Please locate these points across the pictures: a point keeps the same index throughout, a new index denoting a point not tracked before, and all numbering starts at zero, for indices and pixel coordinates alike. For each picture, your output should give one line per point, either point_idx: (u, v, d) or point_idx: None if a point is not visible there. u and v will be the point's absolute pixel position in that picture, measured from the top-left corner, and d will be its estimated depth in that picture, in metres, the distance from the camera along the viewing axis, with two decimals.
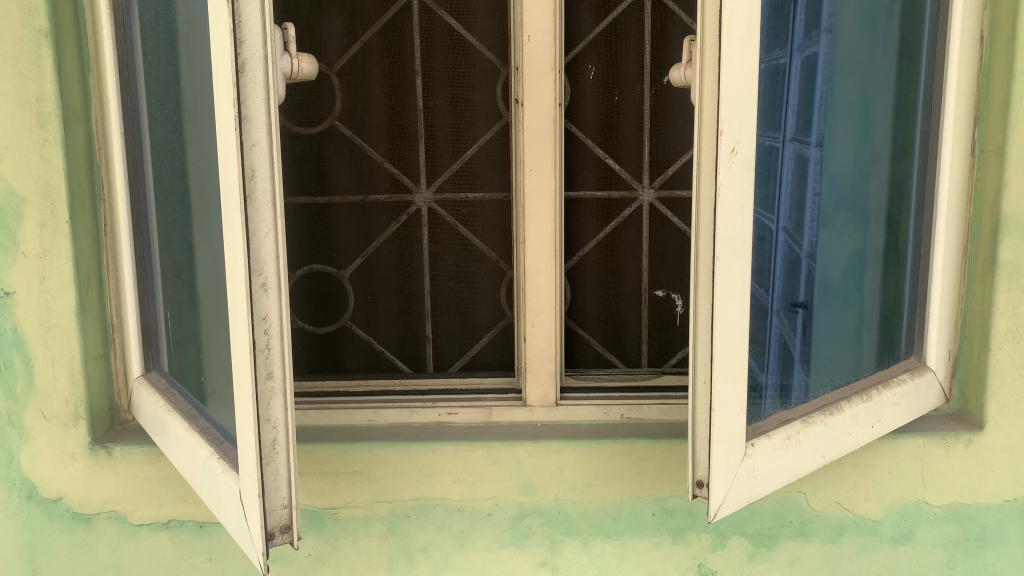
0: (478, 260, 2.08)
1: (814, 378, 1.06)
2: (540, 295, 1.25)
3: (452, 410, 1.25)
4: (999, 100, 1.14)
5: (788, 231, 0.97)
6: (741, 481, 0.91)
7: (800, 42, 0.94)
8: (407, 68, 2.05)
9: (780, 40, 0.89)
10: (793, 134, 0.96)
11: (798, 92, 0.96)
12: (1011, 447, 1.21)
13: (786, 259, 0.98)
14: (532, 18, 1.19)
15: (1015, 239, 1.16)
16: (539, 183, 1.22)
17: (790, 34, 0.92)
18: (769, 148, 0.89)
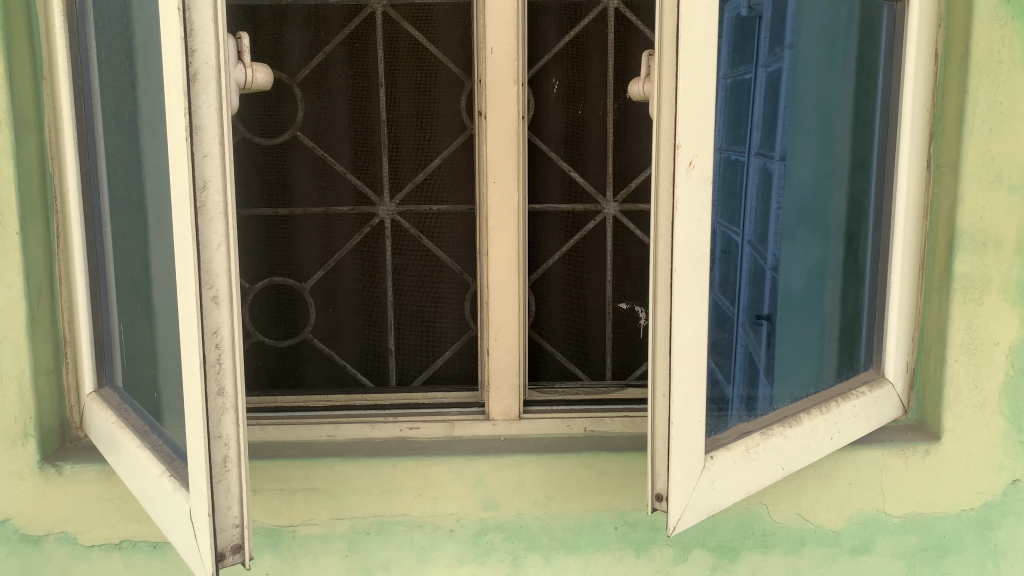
0: (441, 272, 2.06)
1: (777, 391, 1.08)
2: (504, 308, 1.24)
3: (414, 425, 1.24)
4: (953, 116, 1.16)
5: (753, 244, 0.98)
6: (701, 494, 0.91)
7: (765, 58, 0.96)
8: (371, 80, 2.05)
9: (745, 56, 0.91)
10: (758, 148, 0.98)
11: (763, 108, 0.98)
12: (968, 458, 1.23)
13: (752, 271, 0.99)
14: (495, 31, 1.19)
15: (969, 253, 1.18)
16: (502, 196, 1.22)
17: (755, 49, 0.94)
18: (732, 163, 0.90)
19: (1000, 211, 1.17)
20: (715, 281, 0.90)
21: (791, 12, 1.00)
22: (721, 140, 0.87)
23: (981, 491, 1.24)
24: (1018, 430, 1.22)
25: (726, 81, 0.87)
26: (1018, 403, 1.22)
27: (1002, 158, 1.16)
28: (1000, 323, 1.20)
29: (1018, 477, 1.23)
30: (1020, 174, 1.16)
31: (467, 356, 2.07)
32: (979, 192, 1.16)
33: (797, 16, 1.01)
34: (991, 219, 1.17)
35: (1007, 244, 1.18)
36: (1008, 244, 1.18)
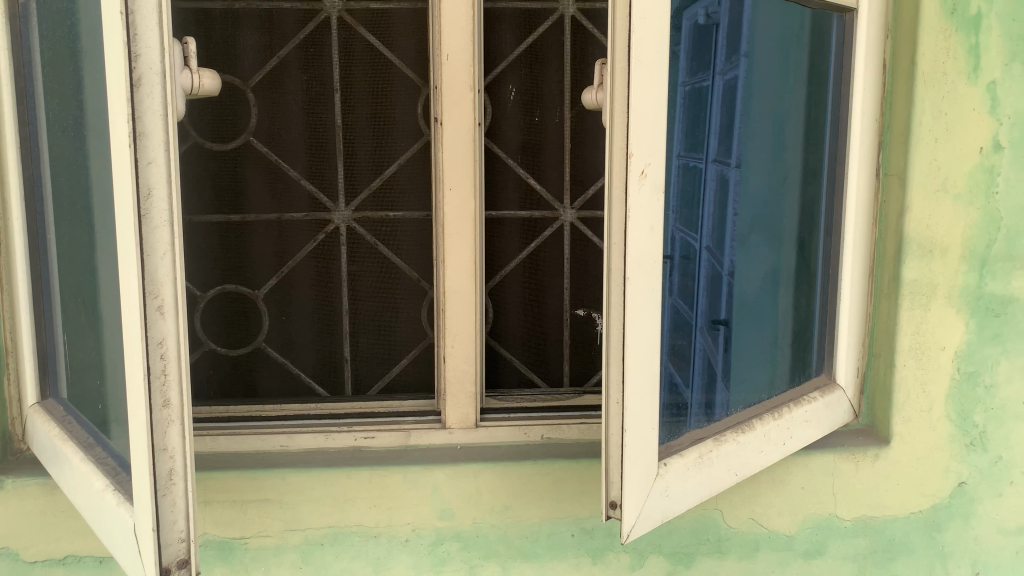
0: (398, 278, 2.08)
1: (733, 395, 1.09)
2: (460, 315, 1.23)
3: (369, 434, 1.22)
4: (901, 126, 1.19)
5: (709, 249, 1.02)
6: (654, 501, 0.91)
7: (721, 66, 1.00)
8: (326, 85, 2.03)
9: (702, 65, 0.95)
10: (714, 155, 1.01)
11: (719, 117, 1.01)
12: (916, 461, 1.26)
13: (709, 276, 1.02)
14: (450, 37, 1.18)
15: (916, 260, 1.21)
16: (459, 204, 1.21)
17: (712, 59, 0.98)
18: (691, 169, 0.94)
19: (946, 219, 1.19)
20: (672, 287, 0.93)
21: (742, 22, 1.01)
22: (680, 147, 0.91)
23: (928, 494, 1.27)
24: (965, 433, 1.25)
25: (686, 88, 0.91)
26: (965, 407, 1.24)
27: (947, 167, 1.18)
28: (946, 329, 1.22)
29: (964, 480, 1.26)
30: (965, 183, 1.19)
31: (423, 363, 2.10)
32: (926, 200, 1.19)
33: (751, 26, 1.04)
34: (936, 227, 1.20)
35: (952, 252, 1.20)
36: (954, 251, 1.20)
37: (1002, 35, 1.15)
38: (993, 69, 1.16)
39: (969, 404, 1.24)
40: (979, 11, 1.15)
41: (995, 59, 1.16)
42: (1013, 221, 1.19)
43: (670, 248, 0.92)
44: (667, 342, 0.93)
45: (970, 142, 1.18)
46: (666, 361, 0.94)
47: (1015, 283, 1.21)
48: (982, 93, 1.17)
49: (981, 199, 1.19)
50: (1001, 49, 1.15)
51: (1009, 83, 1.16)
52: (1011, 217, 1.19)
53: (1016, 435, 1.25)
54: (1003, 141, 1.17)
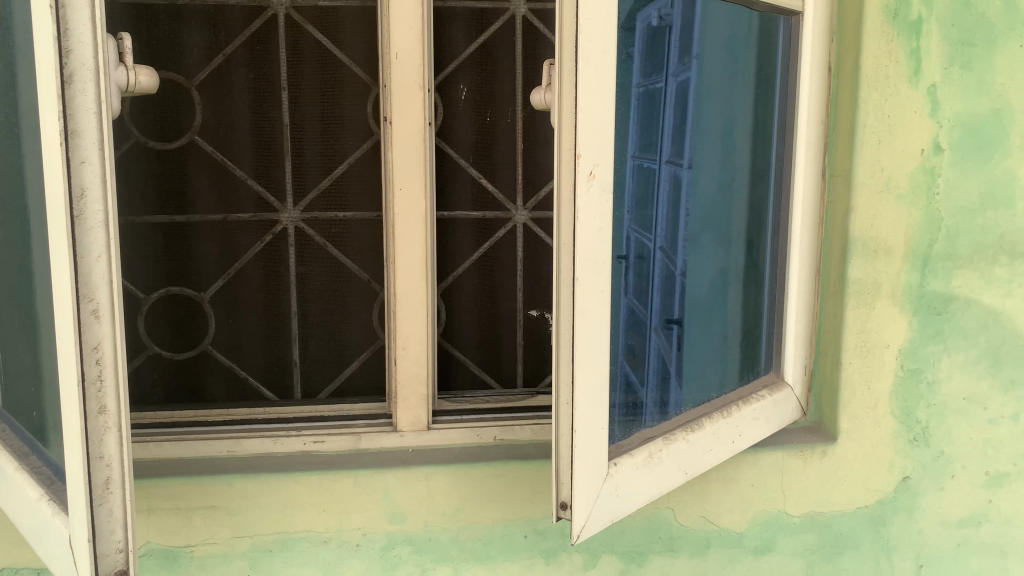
0: (349, 280, 2.06)
1: (684, 390, 1.11)
2: (410, 316, 1.22)
3: (319, 438, 1.20)
4: (846, 128, 1.21)
5: (664, 250, 1.03)
6: (604, 501, 0.91)
7: (675, 68, 1.01)
8: (273, 83, 2.00)
9: (656, 66, 0.96)
10: (668, 156, 1.02)
11: (673, 117, 1.03)
12: (862, 457, 1.28)
13: (663, 276, 1.04)
14: (399, 36, 1.17)
15: (861, 259, 1.23)
16: (409, 204, 1.20)
17: (666, 59, 0.99)
18: (646, 170, 0.96)
19: (890, 219, 1.22)
20: (627, 287, 0.95)
21: (692, 23, 1.02)
22: (634, 148, 0.93)
23: (874, 488, 1.29)
24: (908, 429, 1.28)
25: (639, 90, 0.92)
26: (909, 403, 1.27)
27: (890, 168, 1.21)
28: (890, 327, 1.25)
29: (908, 474, 1.29)
30: (907, 184, 1.21)
31: (374, 367, 2.08)
32: (870, 201, 1.21)
33: (702, 29, 1.05)
34: (881, 227, 1.22)
35: (896, 251, 1.23)
36: (898, 251, 1.23)
37: (942, 40, 1.18)
38: (934, 73, 1.19)
39: (913, 401, 1.27)
40: (920, 16, 1.17)
41: (935, 64, 1.19)
42: (953, 221, 1.22)
43: (625, 248, 0.93)
44: (622, 341, 0.95)
45: (912, 144, 1.20)
46: (621, 360, 0.95)
47: (956, 281, 1.24)
48: (922, 96, 1.19)
49: (923, 199, 1.21)
50: (941, 53, 1.18)
51: (949, 87, 1.19)
52: (951, 218, 1.22)
53: (955, 429, 1.28)
54: (943, 143, 1.20)
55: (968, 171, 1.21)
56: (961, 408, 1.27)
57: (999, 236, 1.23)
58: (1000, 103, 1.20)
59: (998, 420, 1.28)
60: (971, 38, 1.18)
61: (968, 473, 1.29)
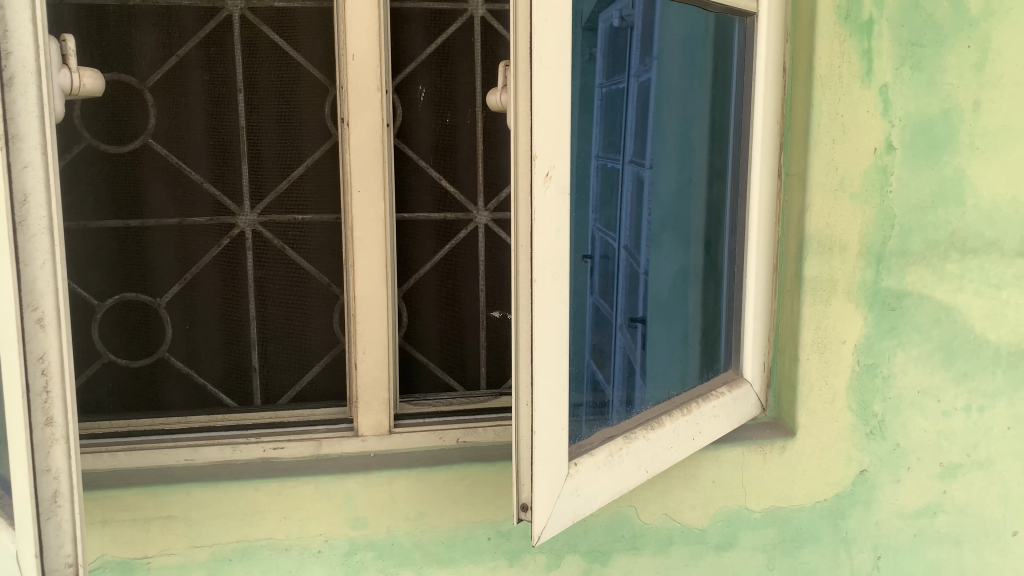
0: (308, 283, 2.03)
1: (648, 387, 1.13)
2: (370, 320, 1.21)
3: (278, 445, 1.19)
4: (800, 128, 1.23)
5: (628, 249, 1.04)
6: (565, 501, 0.91)
7: (637, 69, 1.02)
8: (229, 85, 1.98)
9: (619, 66, 0.97)
10: (631, 156, 1.03)
11: (635, 118, 1.04)
12: (820, 452, 1.30)
13: (628, 276, 1.05)
14: (356, 36, 1.16)
15: (817, 257, 1.24)
16: (367, 206, 1.19)
17: (628, 60, 0.99)
18: (609, 170, 0.97)
19: (845, 217, 1.24)
20: (590, 288, 0.96)
21: (651, 24, 1.03)
22: (597, 148, 0.94)
23: (833, 483, 1.31)
24: (865, 423, 1.30)
25: (602, 90, 0.94)
26: (865, 398, 1.29)
27: (844, 167, 1.23)
28: (846, 324, 1.27)
29: (865, 468, 1.31)
30: (861, 182, 1.23)
31: (335, 372, 2.05)
32: (825, 199, 1.23)
33: (662, 31, 1.06)
34: (836, 225, 1.24)
35: (850, 249, 1.25)
36: (852, 248, 1.25)
37: (893, 41, 1.20)
38: (885, 73, 1.21)
39: (869, 396, 1.29)
40: (871, 17, 1.19)
41: (885, 64, 1.21)
42: (905, 219, 1.25)
43: (589, 248, 0.95)
44: (585, 341, 0.96)
45: (865, 143, 1.22)
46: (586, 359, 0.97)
47: (909, 278, 1.27)
48: (875, 96, 1.21)
49: (876, 197, 1.24)
50: (892, 54, 1.21)
51: (900, 87, 1.21)
52: (903, 216, 1.25)
53: (910, 422, 1.31)
54: (895, 142, 1.23)
55: (919, 169, 1.24)
56: (916, 401, 1.31)
57: (951, 233, 1.27)
58: (949, 102, 1.23)
59: (951, 412, 1.32)
60: (919, 38, 1.20)
61: (923, 465, 1.33)
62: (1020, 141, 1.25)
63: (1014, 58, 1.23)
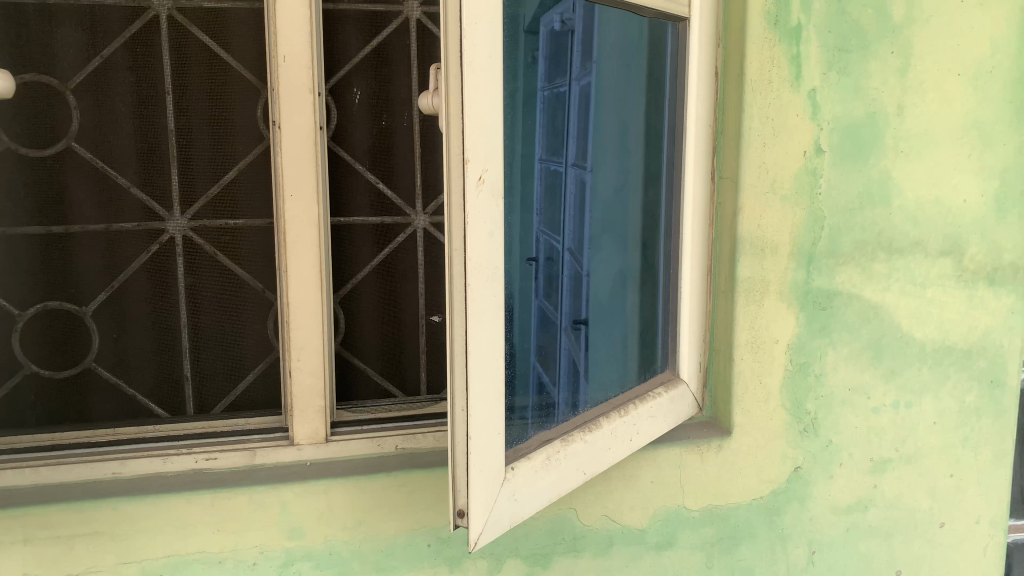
0: (242, 289, 2.12)
1: (591, 389, 1.16)
2: (304, 326, 1.20)
3: (211, 455, 1.16)
4: (733, 132, 1.24)
5: (571, 252, 1.07)
6: (502, 507, 0.90)
7: (577, 72, 1.02)
8: (157, 88, 2.04)
9: (560, 69, 0.97)
10: (573, 160, 1.04)
11: (577, 122, 1.04)
12: (756, 450, 1.32)
13: (572, 279, 1.08)
14: (287, 37, 1.14)
15: (750, 258, 1.26)
16: (301, 210, 1.17)
17: (569, 64, 1.00)
18: (551, 172, 0.98)
19: (776, 219, 1.26)
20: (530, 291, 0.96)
21: (590, 29, 1.03)
22: (540, 152, 0.94)
23: (769, 480, 1.33)
24: (799, 420, 1.33)
25: (542, 94, 0.94)
26: (798, 396, 1.32)
27: (774, 170, 1.25)
28: (779, 323, 1.29)
29: (799, 465, 1.34)
30: (791, 184, 1.26)
31: (266, 382, 2.16)
32: (757, 201, 1.25)
33: (599, 36, 1.06)
34: (767, 227, 1.26)
35: (782, 250, 1.27)
36: (784, 249, 1.27)
37: (821, 46, 1.23)
38: (813, 78, 1.24)
39: (802, 394, 1.32)
40: (799, 22, 1.22)
41: (814, 69, 1.23)
42: (834, 221, 1.28)
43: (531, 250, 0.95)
44: (528, 341, 0.97)
45: (795, 146, 1.25)
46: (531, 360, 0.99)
47: (839, 278, 1.30)
48: (804, 100, 1.24)
49: (806, 199, 1.26)
50: (820, 59, 1.23)
51: (828, 91, 1.24)
52: (832, 217, 1.28)
53: (842, 420, 1.35)
54: (824, 145, 1.26)
55: (848, 171, 1.27)
56: (848, 398, 1.34)
57: (878, 233, 1.30)
58: (874, 106, 1.26)
59: (880, 409, 1.36)
60: (846, 44, 1.24)
61: (855, 461, 1.36)
62: (941, 145, 1.30)
63: (935, 65, 1.28)
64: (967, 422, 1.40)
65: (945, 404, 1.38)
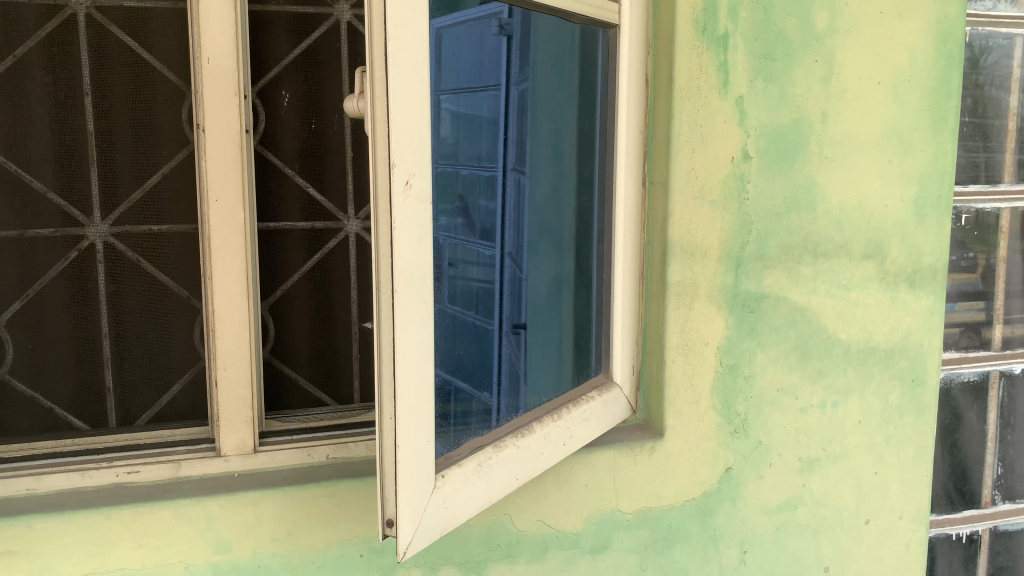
0: (167, 298, 2.11)
1: (526, 394, 1.15)
2: (230, 334, 1.17)
3: (133, 468, 1.12)
4: (661, 140, 1.26)
5: (510, 256, 1.06)
6: (432, 515, 0.89)
7: (515, 76, 1.02)
8: (75, 88, 2.03)
9: (493, 73, 0.97)
10: (512, 164, 1.04)
11: (515, 127, 1.04)
12: (688, 452, 1.33)
13: (511, 284, 1.07)
14: (211, 38, 1.11)
15: (679, 262, 1.28)
16: (227, 215, 1.15)
17: (504, 69, 0.99)
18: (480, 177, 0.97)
19: (704, 223, 1.28)
20: (455, 297, 0.95)
21: (526, 35, 1.02)
22: (467, 156, 0.93)
23: (701, 481, 1.35)
24: (729, 422, 1.35)
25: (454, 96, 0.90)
26: (728, 397, 1.34)
27: (703, 176, 1.27)
28: (709, 326, 1.31)
29: (730, 465, 1.36)
30: (719, 190, 1.28)
31: (192, 393, 2.16)
32: (686, 207, 1.26)
33: (537, 41, 1.06)
34: (696, 232, 1.28)
35: (711, 254, 1.29)
36: (713, 254, 1.29)
37: (747, 54, 1.25)
38: (740, 86, 1.26)
39: (732, 396, 1.35)
40: (726, 31, 1.24)
41: (741, 76, 1.26)
42: (762, 225, 1.31)
43: (440, 256, 0.90)
44: (458, 348, 0.96)
45: (723, 152, 1.27)
46: (460, 368, 0.96)
47: (766, 281, 1.33)
48: (731, 107, 1.26)
49: (734, 205, 1.29)
50: (747, 67, 1.26)
51: (754, 98, 1.27)
52: (759, 221, 1.31)
53: (771, 420, 1.38)
54: (751, 151, 1.28)
55: (773, 177, 1.30)
56: (776, 399, 1.37)
57: (804, 237, 1.34)
58: (799, 113, 1.30)
59: (807, 409, 1.39)
60: (771, 52, 1.26)
61: (784, 460, 1.39)
62: (863, 152, 1.34)
63: (856, 73, 1.31)
64: (890, 420, 1.44)
65: (870, 403, 1.43)
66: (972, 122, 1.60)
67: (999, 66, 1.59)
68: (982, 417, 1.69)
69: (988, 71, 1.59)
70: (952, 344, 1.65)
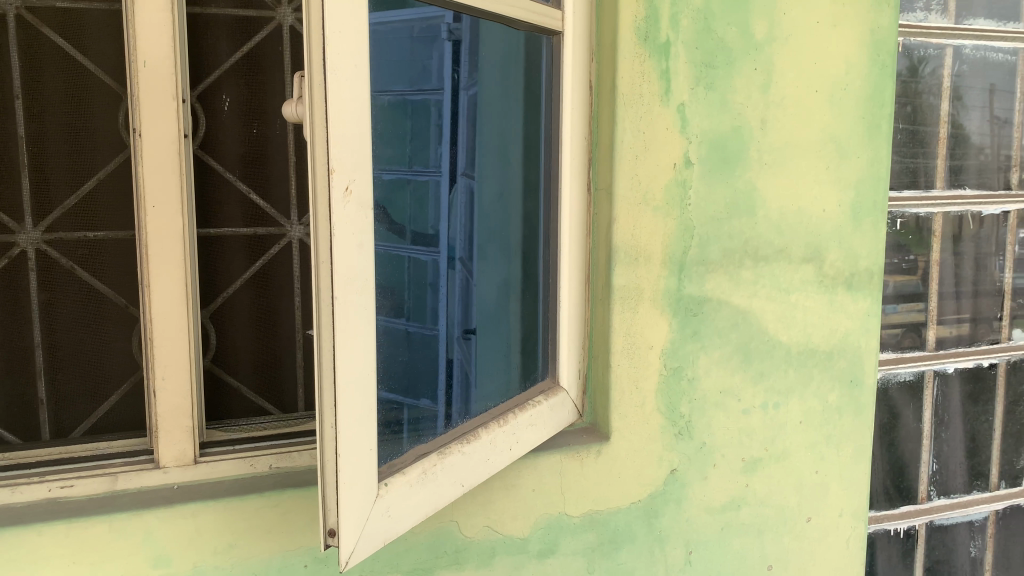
0: (104, 303, 2.16)
1: (475, 400, 1.14)
2: (169, 342, 1.14)
3: (67, 482, 1.08)
4: (606, 145, 1.27)
5: (460, 260, 1.06)
6: (375, 523, 0.89)
7: (462, 81, 1.02)
8: (7, 91, 2.05)
9: (435, 77, 0.96)
10: (461, 169, 1.04)
11: (463, 132, 1.04)
12: (634, 454, 1.35)
13: (462, 289, 1.08)
14: (148, 42, 1.09)
15: (624, 267, 1.29)
16: (165, 221, 1.12)
17: (448, 73, 0.99)
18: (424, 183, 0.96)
19: (648, 228, 1.29)
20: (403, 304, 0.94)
21: (471, 41, 1.02)
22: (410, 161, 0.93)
23: (647, 484, 1.36)
24: (674, 423, 1.37)
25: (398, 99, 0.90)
26: (673, 400, 1.36)
27: (646, 181, 1.28)
28: (653, 329, 1.33)
29: (676, 466, 1.38)
30: (663, 196, 1.30)
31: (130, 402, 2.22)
32: (630, 212, 1.28)
33: (482, 46, 1.05)
34: (641, 236, 1.29)
35: (654, 258, 1.31)
36: (657, 258, 1.31)
37: (688, 61, 1.27)
38: (682, 93, 1.28)
39: (677, 398, 1.36)
40: (667, 39, 1.26)
41: (682, 83, 1.28)
42: (703, 230, 1.33)
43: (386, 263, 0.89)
44: (402, 355, 0.95)
45: (666, 158, 1.29)
46: (404, 374, 0.96)
47: (708, 284, 1.35)
48: (673, 113, 1.28)
49: (676, 210, 1.31)
50: (688, 74, 1.28)
51: (696, 105, 1.29)
52: (702, 226, 1.33)
53: (715, 421, 1.40)
54: (693, 158, 1.30)
55: (714, 182, 1.32)
56: (719, 401, 1.39)
57: (744, 242, 1.36)
58: (739, 120, 1.32)
59: (750, 410, 1.42)
60: (712, 60, 1.29)
61: (727, 461, 1.42)
62: (802, 159, 1.37)
63: (795, 82, 1.35)
64: (829, 420, 1.48)
65: (810, 404, 1.46)
66: (907, 130, 1.65)
67: (935, 76, 1.64)
68: (918, 415, 1.74)
69: (924, 80, 1.64)
70: (891, 344, 1.70)
